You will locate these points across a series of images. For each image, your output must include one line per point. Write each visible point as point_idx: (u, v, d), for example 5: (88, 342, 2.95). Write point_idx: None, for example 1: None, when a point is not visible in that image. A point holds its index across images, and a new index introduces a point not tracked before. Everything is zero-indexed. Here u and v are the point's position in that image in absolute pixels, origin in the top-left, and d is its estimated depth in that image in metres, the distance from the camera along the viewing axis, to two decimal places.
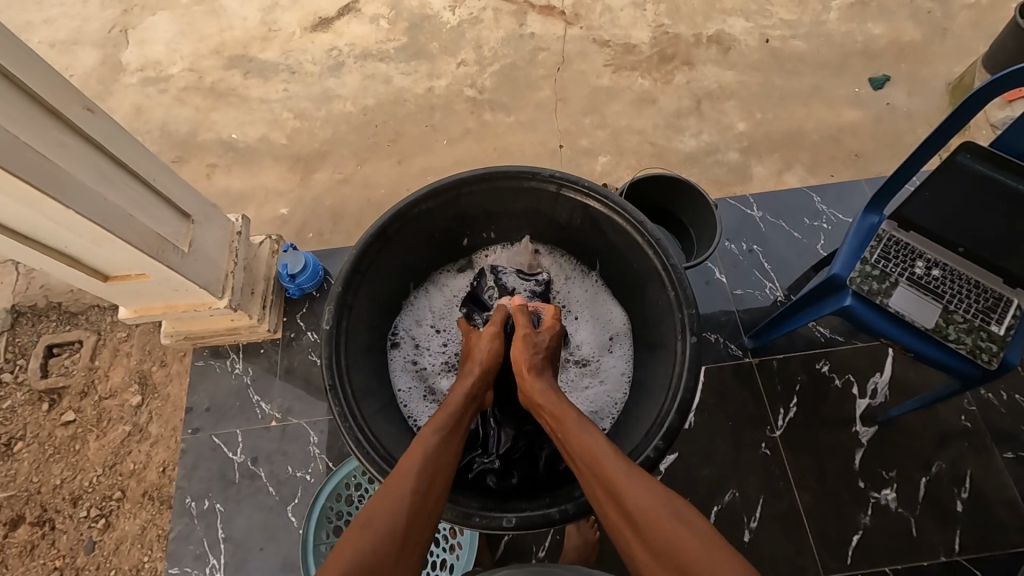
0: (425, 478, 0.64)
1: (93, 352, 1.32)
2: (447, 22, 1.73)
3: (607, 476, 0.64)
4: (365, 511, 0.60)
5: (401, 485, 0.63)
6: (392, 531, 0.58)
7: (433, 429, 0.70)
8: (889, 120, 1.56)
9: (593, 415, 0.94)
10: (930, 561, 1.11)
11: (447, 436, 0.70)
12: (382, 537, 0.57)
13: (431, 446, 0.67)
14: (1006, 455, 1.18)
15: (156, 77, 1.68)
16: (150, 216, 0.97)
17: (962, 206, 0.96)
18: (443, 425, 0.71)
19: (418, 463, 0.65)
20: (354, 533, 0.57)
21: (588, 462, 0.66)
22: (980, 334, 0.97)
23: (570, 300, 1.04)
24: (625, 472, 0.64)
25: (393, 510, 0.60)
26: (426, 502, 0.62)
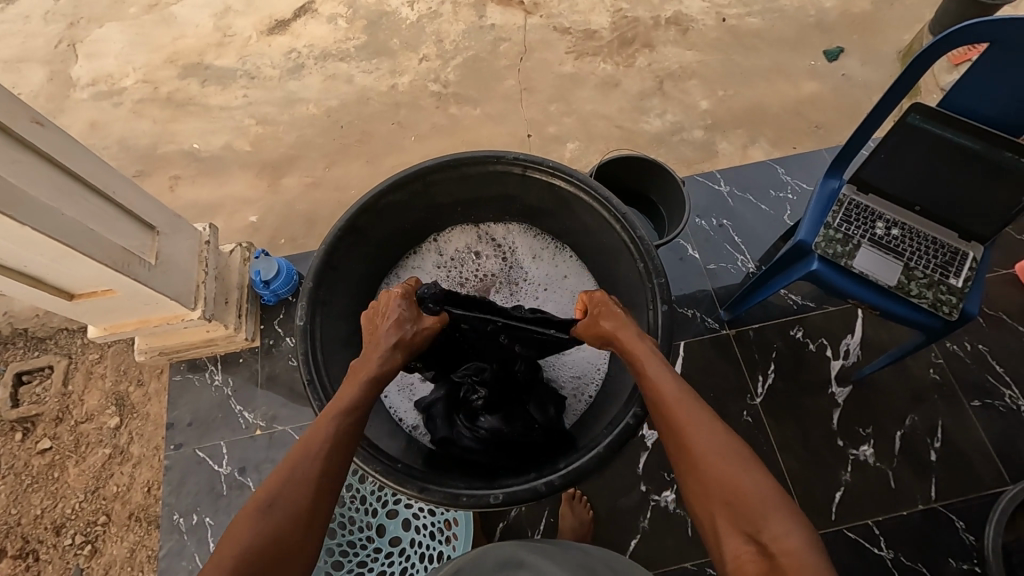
0: (330, 457, 0.60)
1: (65, 377, 1.28)
2: (406, 18, 1.72)
3: (676, 416, 0.62)
4: (265, 494, 0.57)
5: (303, 467, 0.59)
6: (293, 518, 0.56)
7: (333, 410, 0.65)
8: (846, 90, 1.61)
9: (575, 381, 0.96)
10: (910, 511, 1.16)
11: (349, 419, 0.64)
12: (280, 523, 0.55)
13: (328, 431, 0.62)
14: (974, 403, 1.24)
15: (109, 91, 1.63)
16: (112, 230, 0.95)
17: (919, 165, 1.00)
18: (344, 407, 0.66)
19: (316, 445, 0.61)
20: (249, 522, 0.55)
21: (657, 401, 0.65)
22: (940, 289, 1.00)
23: (540, 276, 1.03)
24: (699, 416, 0.62)
25: (292, 497, 0.57)
26: (327, 479, 0.59)
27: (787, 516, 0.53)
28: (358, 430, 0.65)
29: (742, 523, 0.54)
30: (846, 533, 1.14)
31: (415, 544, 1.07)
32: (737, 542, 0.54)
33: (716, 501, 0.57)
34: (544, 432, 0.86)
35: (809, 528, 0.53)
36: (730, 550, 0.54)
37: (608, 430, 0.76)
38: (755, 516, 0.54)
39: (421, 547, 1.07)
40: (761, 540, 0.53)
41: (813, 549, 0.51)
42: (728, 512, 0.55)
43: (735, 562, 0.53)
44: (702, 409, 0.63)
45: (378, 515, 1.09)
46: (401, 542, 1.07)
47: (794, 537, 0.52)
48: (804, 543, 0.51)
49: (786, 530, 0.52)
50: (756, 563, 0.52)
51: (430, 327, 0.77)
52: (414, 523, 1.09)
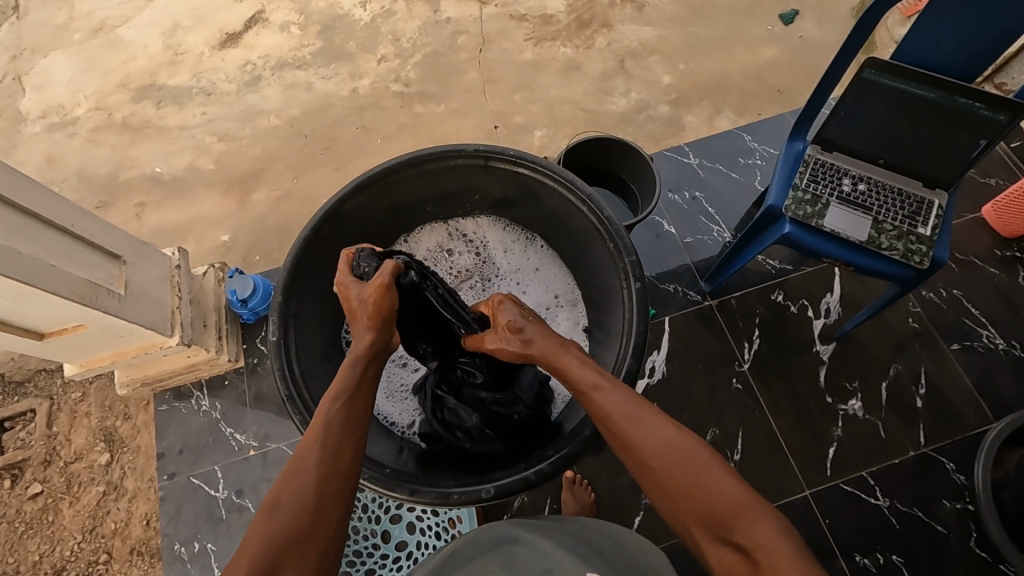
0: (332, 442, 0.60)
1: (49, 418, 1.25)
2: (360, 20, 1.69)
3: (625, 432, 0.61)
4: (272, 492, 0.56)
5: (308, 459, 0.58)
6: (300, 505, 0.55)
7: (331, 397, 0.64)
8: (804, 52, 1.62)
9: None
10: (902, 459, 1.18)
11: (348, 404, 0.64)
12: (293, 517, 0.54)
13: (326, 416, 0.62)
14: (954, 347, 1.27)
15: (62, 121, 1.58)
16: (76, 264, 0.93)
17: (879, 120, 1.01)
18: (341, 392, 0.65)
19: (317, 435, 0.60)
20: (259, 521, 0.54)
21: (609, 420, 0.62)
22: (910, 239, 1.02)
23: (512, 268, 1.03)
24: (652, 427, 0.60)
25: (300, 489, 0.56)
26: (333, 461, 0.58)
27: (758, 514, 0.53)
28: (359, 411, 0.64)
29: (716, 527, 0.54)
30: (842, 487, 1.16)
31: (421, 546, 1.07)
32: (717, 548, 0.54)
33: (686, 509, 0.56)
34: (532, 416, 0.86)
35: (781, 519, 0.53)
36: (714, 557, 0.54)
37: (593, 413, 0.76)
38: (727, 518, 0.54)
39: (427, 548, 1.07)
40: (737, 540, 0.53)
41: (786, 537, 0.51)
42: (703, 520, 0.55)
43: (721, 566, 0.54)
44: (651, 414, 0.61)
45: (382, 522, 1.09)
46: (407, 546, 1.07)
47: (766, 530, 0.52)
48: (776, 533, 0.51)
49: (759, 525, 0.52)
50: (738, 564, 0.52)
51: (373, 294, 0.73)
52: (418, 525, 1.08)
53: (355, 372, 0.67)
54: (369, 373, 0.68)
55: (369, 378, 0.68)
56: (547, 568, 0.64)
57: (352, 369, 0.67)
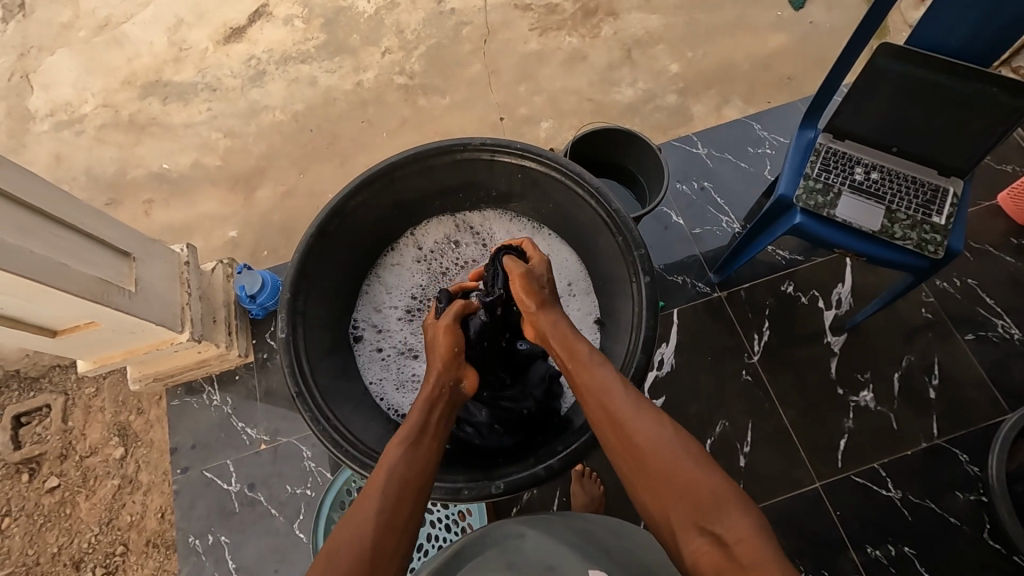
0: (394, 491, 0.59)
1: (65, 414, 1.27)
2: (363, 12, 1.68)
3: (615, 410, 0.64)
4: (332, 539, 0.56)
5: (367, 506, 0.58)
6: (359, 555, 0.54)
7: (398, 441, 0.65)
8: (814, 38, 1.59)
9: None
10: (914, 450, 1.17)
11: (411, 449, 0.64)
12: (347, 566, 0.53)
13: (392, 464, 0.62)
14: (968, 338, 1.25)
15: (69, 119, 1.59)
16: (86, 262, 0.93)
17: (893, 107, 0.99)
18: (406, 437, 0.65)
19: (383, 482, 0.60)
20: (318, 567, 0.54)
21: (598, 399, 0.66)
22: (924, 228, 1.00)
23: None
24: (640, 411, 0.63)
25: (359, 535, 0.55)
26: (397, 512, 0.58)
27: (737, 507, 0.54)
28: (428, 465, 0.64)
29: (694, 517, 0.54)
30: (853, 479, 1.16)
31: (432, 538, 1.08)
32: (692, 537, 0.54)
33: (665, 496, 0.57)
34: (540, 410, 0.86)
35: (760, 516, 0.53)
36: (688, 548, 0.54)
37: None
38: (706, 508, 0.54)
39: (438, 540, 1.07)
40: (715, 531, 0.53)
41: (762, 534, 0.52)
42: (682, 508, 0.55)
43: (694, 557, 0.53)
44: (644, 401, 0.64)
45: None
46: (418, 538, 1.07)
47: (743, 524, 0.52)
48: (754, 530, 0.52)
49: (737, 519, 0.53)
50: (712, 555, 0.52)
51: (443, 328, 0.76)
52: (428, 518, 1.09)
53: (422, 415, 0.68)
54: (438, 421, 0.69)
55: (437, 427, 0.68)
56: (549, 565, 0.64)
57: (420, 411, 0.69)
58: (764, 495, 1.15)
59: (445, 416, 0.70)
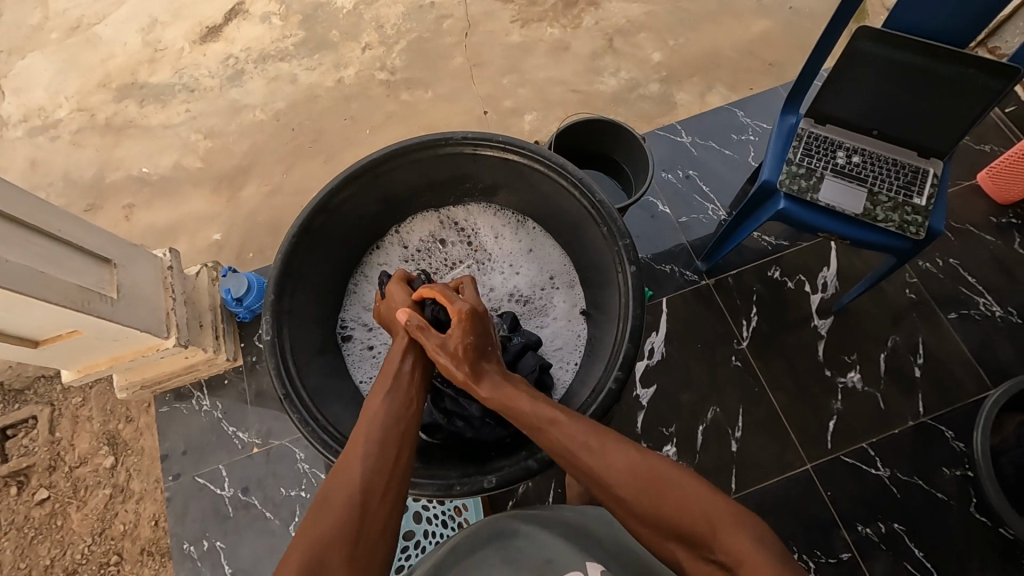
0: (378, 436, 0.62)
1: (52, 424, 1.25)
2: (342, 7, 1.66)
3: (583, 464, 0.61)
4: (322, 489, 0.58)
5: (353, 454, 0.61)
6: (349, 500, 0.56)
7: (377, 392, 0.68)
8: (795, 23, 1.59)
9: (560, 351, 0.95)
10: (901, 428, 1.19)
11: (389, 393, 0.68)
12: (340, 514, 0.55)
13: (375, 409, 0.66)
14: (951, 316, 1.27)
15: (44, 124, 1.55)
16: (65, 270, 0.91)
17: (874, 91, 1.00)
18: (384, 382, 0.69)
19: (367, 428, 0.63)
20: (310, 520, 0.55)
21: (563, 450, 0.63)
22: (906, 210, 1.01)
23: (505, 252, 1.02)
24: (605, 454, 0.60)
25: (348, 483, 0.58)
26: (383, 453, 0.61)
27: (730, 523, 0.52)
28: (409, 408, 0.67)
29: (698, 548, 0.54)
30: (843, 459, 1.17)
31: (428, 535, 1.07)
32: (700, 566, 0.53)
33: (665, 533, 0.56)
34: None
35: (756, 521, 0.52)
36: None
37: (591, 398, 0.75)
38: (702, 533, 0.53)
39: (435, 537, 1.07)
40: (716, 556, 0.52)
41: (763, 546, 0.50)
42: (681, 539, 0.55)
43: None
44: (612, 440, 0.61)
45: None
46: (415, 535, 1.07)
47: (742, 539, 0.51)
48: (753, 541, 0.50)
49: (735, 536, 0.51)
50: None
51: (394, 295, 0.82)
52: (424, 515, 1.09)
53: (396, 366, 0.72)
54: (416, 370, 0.73)
55: (415, 375, 0.72)
56: (547, 560, 0.65)
57: (395, 363, 0.72)
58: (756, 479, 1.16)
59: (418, 360, 0.74)
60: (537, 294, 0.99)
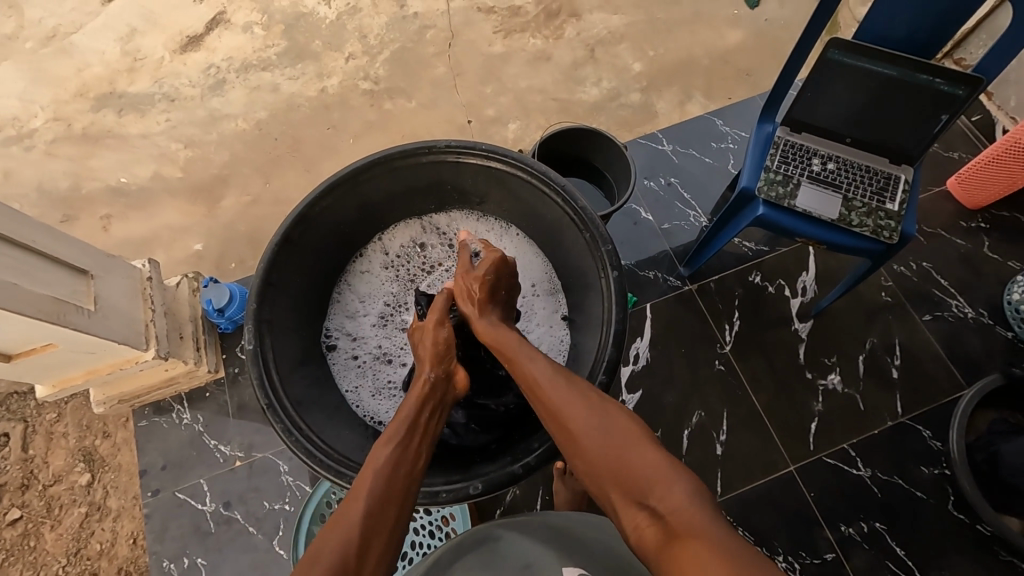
0: (382, 488, 0.58)
1: (25, 442, 1.22)
2: (324, 18, 1.66)
3: (550, 400, 0.64)
4: (314, 544, 0.53)
5: (354, 506, 0.56)
6: (342, 560, 0.51)
7: (386, 441, 0.64)
8: (770, 34, 1.64)
9: None
10: (880, 428, 1.21)
11: (401, 446, 0.63)
12: (329, 573, 0.50)
13: (384, 458, 0.61)
14: (925, 317, 1.30)
15: (18, 134, 1.52)
16: (39, 282, 0.90)
17: (846, 99, 1.03)
18: (398, 433, 0.65)
19: (373, 478, 0.59)
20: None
21: (532, 383, 0.67)
22: (879, 215, 1.04)
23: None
24: (573, 393, 0.64)
25: (343, 538, 0.53)
26: (385, 508, 0.57)
27: (671, 476, 0.53)
28: (417, 468, 0.63)
29: (632, 493, 0.54)
30: (824, 460, 1.19)
31: (416, 545, 1.06)
32: (632, 511, 0.53)
33: (603, 472, 0.57)
34: (518, 409, 0.86)
35: (695, 482, 0.53)
36: (629, 524, 0.53)
37: None
38: (641, 484, 0.54)
39: (422, 547, 1.06)
40: (650, 504, 0.52)
41: (696, 500, 0.51)
42: (618, 483, 0.55)
43: (635, 532, 0.52)
44: (577, 385, 0.65)
45: None
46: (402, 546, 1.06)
47: (677, 490, 0.52)
48: (690, 494, 0.51)
49: (670, 486, 0.52)
50: (651, 527, 0.50)
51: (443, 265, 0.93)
52: (411, 525, 1.08)
53: (412, 412, 0.68)
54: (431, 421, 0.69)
55: (428, 424, 0.69)
56: (526, 564, 0.64)
57: (410, 406, 0.69)
58: (741, 481, 1.17)
59: (437, 411, 0.71)
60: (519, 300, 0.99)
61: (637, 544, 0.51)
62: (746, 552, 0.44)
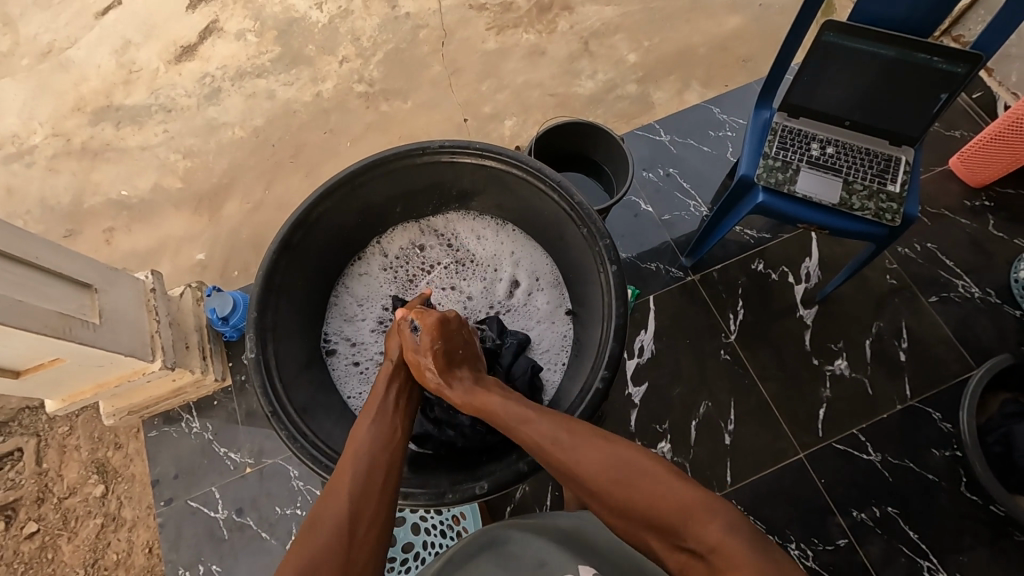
0: (368, 456, 0.63)
1: (38, 455, 1.23)
2: (317, 22, 1.65)
3: (559, 460, 0.61)
4: (312, 513, 0.58)
5: (344, 480, 0.61)
6: (338, 523, 0.56)
7: (364, 417, 0.69)
8: (765, 19, 1.62)
9: (547, 352, 0.95)
10: (889, 412, 1.21)
11: (379, 418, 0.69)
12: (329, 537, 0.55)
13: (365, 432, 0.66)
14: (932, 299, 1.29)
15: (19, 151, 1.53)
16: (44, 297, 0.90)
17: (843, 83, 1.02)
18: (374, 409, 0.70)
19: (359, 446, 0.64)
20: (300, 541, 0.55)
21: (535, 448, 0.63)
22: (880, 197, 1.03)
23: (487, 257, 1.02)
24: (581, 448, 0.60)
25: (338, 507, 0.58)
26: (374, 473, 0.62)
27: (701, 511, 0.52)
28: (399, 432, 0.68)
29: (669, 535, 0.54)
30: (834, 446, 1.19)
31: (427, 546, 1.06)
32: (675, 553, 0.53)
33: (635, 523, 0.56)
34: None
35: (727, 506, 0.53)
36: (674, 562, 0.54)
37: (580, 399, 0.76)
38: (674, 524, 0.53)
39: (434, 548, 1.06)
40: (689, 542, 0.52)
41: (733, 533, 0.50)
42: (654, 529, 0.55)
43: (681, 568, 0.53)
44: (580, 434, 0.62)
45: None
46: (414, 547, 1.06)
47: (714, 529, 0.51)
48: (725, 530, 0.51)
49: (705, 525, 0.51)
50: (696, 565, 0.52)
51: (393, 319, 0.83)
52: (422, 525, 1.08)
53: (383, 391, 0.73)
54: (401, 401, 0.73)
55: (403, 399, 0.74)
56: (541, 562, 0.65)
57: (382, 390, 0.73)
58: (751, 470, 1.17)
59: (409, 391, 0.76)
60: (522, 298, 0.99)
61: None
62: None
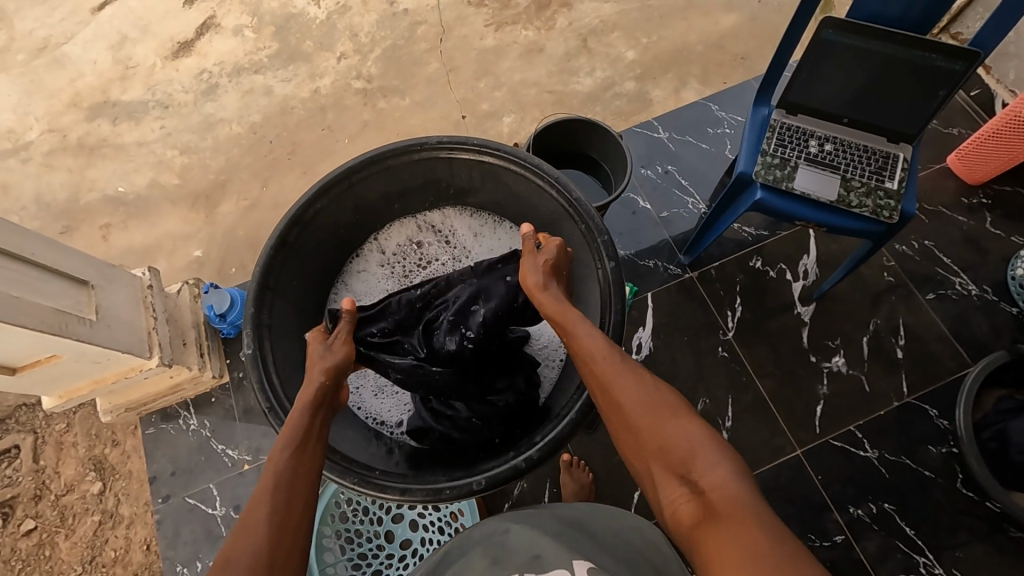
0: (285, 486, 0.59)
1: (35, 452, 1.22)
2: (314, 18, 1.65)
3: (603, 372, 0.66)
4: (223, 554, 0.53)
5: (256, 513, 0.56)
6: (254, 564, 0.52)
7: (280, 448, 0.64)
8: (763, 16, 1.62)
9: (545, 349, 0.95)
10: (886, 409, 1.21)
11: (298, 449, 0.64)
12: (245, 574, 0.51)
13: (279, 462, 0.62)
14: (929, 296, 1.29)
15: (14, 147, 1.52)
16: (40, 293, 0.90)
17: (841, 81, 1.02)
18: (291, 441, 0.65)
19: (266, 479, 0.60)
20: None
21: (584, 355, 0.69)
22: (878, 194, 1.03)
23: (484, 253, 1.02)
24: (626, 372, 0.65)
25: (252, 540, 0.54)
26: (292, 508, 0.58)
27: (713, 454, 0.56)
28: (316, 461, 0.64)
29: (675, 469, 0.57)
30: (831, 443, 1.19)
31: (424, 542, 1.07)
32: (673, 486, 0.57)
33: (647, 450, 0.60)
34: (519, 402, 0.87)
35: (737, 464, 0.56)
36: (669, 498, 0.57)
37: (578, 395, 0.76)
38: (685, 459, 0.57)
39: (431, 544, 1.06)
40: (693, 482, 0.55)
41: (737, 478, 0.54)
42: (662, 460, 0.58)
43: (673, 506, 0.56)
44: (626, 364, 0.66)
45: (384, 522, 1.08)
46: (412, 544, 1.07)
47: (719, 471, 0.55)
48: (730, 476, 0.54)
49: (713, 467, 0.55)
50: (691, 504, 0.54)
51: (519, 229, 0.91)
52: (420, 522, 1.08)
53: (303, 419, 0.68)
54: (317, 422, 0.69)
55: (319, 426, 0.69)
56: (535, 555, 0.64)
57: (298, 415, 0.69)
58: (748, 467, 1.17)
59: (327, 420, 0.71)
60: None
61: (674, 518, 0.56)
62: (789, 537, 0.47)
